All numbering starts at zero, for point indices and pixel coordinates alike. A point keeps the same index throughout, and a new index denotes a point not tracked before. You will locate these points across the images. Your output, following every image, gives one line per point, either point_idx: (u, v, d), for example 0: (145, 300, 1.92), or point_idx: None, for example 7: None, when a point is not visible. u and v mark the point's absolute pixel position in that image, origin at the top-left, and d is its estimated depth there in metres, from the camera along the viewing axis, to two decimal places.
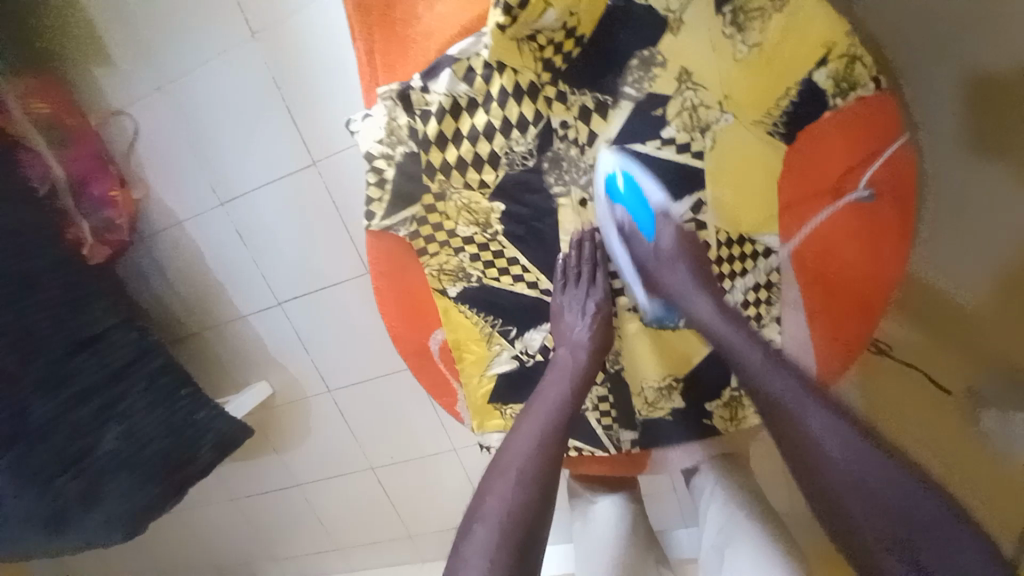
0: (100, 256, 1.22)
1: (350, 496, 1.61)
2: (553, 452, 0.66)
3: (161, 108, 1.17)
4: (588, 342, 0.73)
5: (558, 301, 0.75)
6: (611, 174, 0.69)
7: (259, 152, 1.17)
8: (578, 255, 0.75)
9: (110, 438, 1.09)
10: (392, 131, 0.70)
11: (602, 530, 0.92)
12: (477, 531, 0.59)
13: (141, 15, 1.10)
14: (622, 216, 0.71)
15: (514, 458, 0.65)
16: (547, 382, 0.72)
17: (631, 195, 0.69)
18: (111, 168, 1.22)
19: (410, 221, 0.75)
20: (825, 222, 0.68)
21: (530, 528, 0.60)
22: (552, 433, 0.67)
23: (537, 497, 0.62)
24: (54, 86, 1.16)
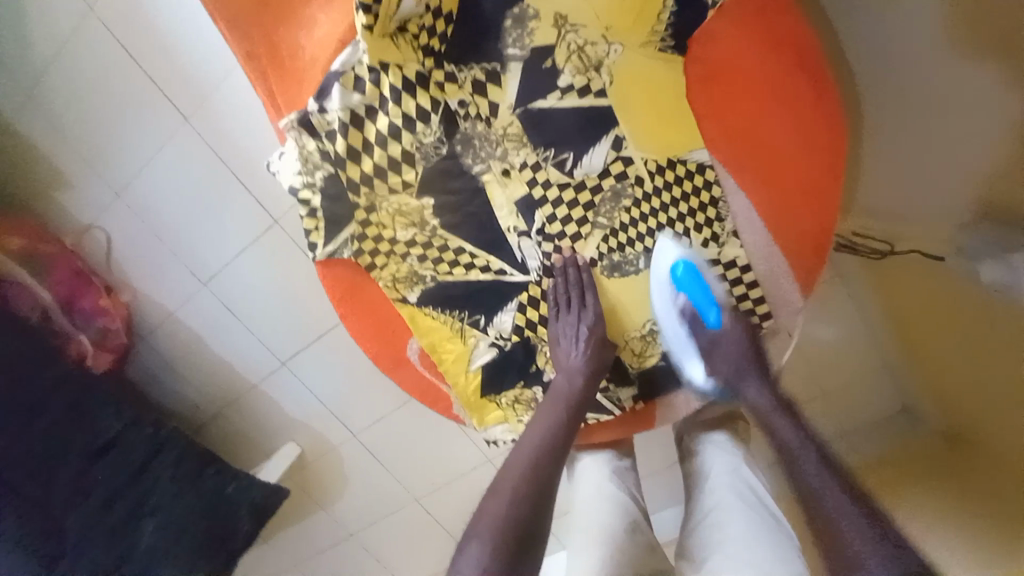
0: (104, 363, 1.25)
1: (403, 534, 1.60)
2: (543, 474, 0.73)
3: (123, 210, 1.21)
4: (583, 368, 0.76)
5: (553, 329, 0.77)
6: (673, 263, 0.71)
7: (221, 229, 1.19)
8: (564, 280, 0.74)
9: (148, 533, 1.11)
10: (306, 159, 0.71)
11: (593, 492, 0.89)
12: (470, 549, 0.65)
13: (79, 131, 1.16)
14: (685, 302, 0.75)
15: (509, 479, 0.72)
16: (540, 407, 0.78)
17: (691, 281, 0.72)
18: (94, 280, 1.24)
19: (351, 241, 0.75)
20: (751, 112, 0.70)
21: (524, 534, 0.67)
22: (544, 462, 0.73)
23: (528, 510, 0.69)
24: (29, 223, 1.24)
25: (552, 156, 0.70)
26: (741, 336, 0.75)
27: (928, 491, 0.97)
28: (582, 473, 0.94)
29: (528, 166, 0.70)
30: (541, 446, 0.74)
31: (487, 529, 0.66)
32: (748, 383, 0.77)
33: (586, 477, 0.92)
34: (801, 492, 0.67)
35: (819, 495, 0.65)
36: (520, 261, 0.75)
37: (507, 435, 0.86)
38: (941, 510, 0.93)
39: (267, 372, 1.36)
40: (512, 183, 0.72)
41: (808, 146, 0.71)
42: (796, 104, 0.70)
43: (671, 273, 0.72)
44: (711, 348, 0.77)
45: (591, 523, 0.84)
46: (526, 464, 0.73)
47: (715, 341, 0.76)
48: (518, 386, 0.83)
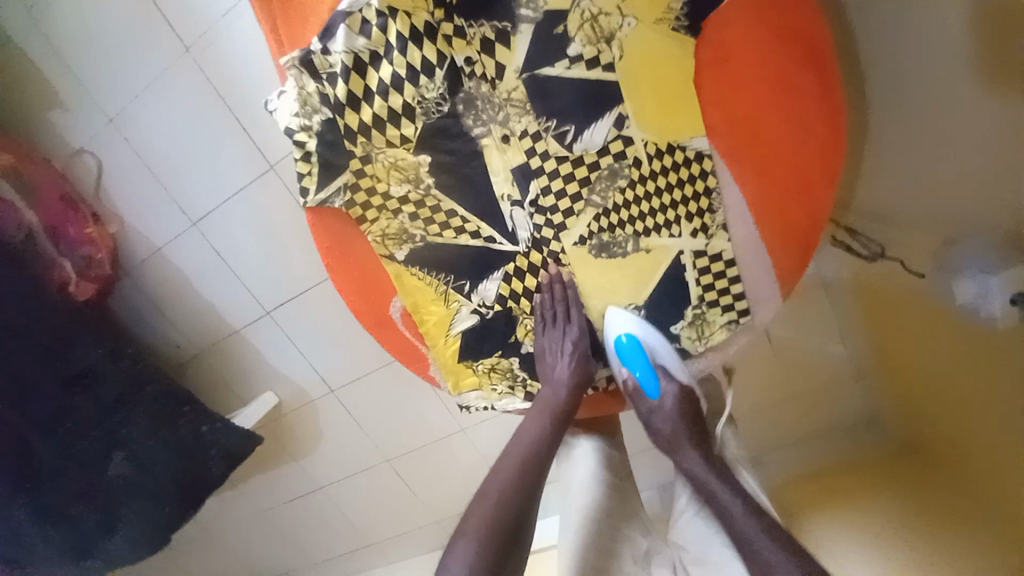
0: (87, 292, 1.22)
1: (372, 492, 1.64)
2: (527, 480, 0.77)
3: (117, 140, 1.18)
4: (568, 380, 0.80)
5: (541, 343, 0.81)
6: (617, 335, 0.77)
7: (216, 169, 1.17)
8: (550, 297, 0.78)
9: (117, 463, 1.13)
10: (305, 101, 0.69)
11: (582, 478, 0.93)
12: (458, 546, 0.70)
13: (74, 47, 1.11)
14: (628, 374, 0.81)
15: (495, 486, 0.76)
16: (528, 418, 0.83)
17: (635, 353, 0.77)
18: (82, 207, 1.22)
19: (344, 190, 0.74)
20: (753, 105, 0.68)
21: (509, 536, 0.71)
22: (528, 472, 0.78)
23: (518, 506, 0.74)
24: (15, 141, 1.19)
25: (554, 127, 0.69)
26: (679, 405, 0.83)
27: (859, 504, 1.04)
28: (573, 455, 0.98)
29: (529, 134, 0.70)
30: (531, 449, 0.80)
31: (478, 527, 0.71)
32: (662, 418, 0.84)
33: (576, 461, 0.96)
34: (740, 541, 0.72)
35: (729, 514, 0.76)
36: (510, 230, 0.75)
37: (480, 402, 0.87)
38: (888, 516, 0.99)
39: (251, 320, 1.35)
40: (511, 150, 0.71)
41: (805, 146, 0.70)
42: (798, 101, 0.68)
43: (615, 342, 0.78)
44: (651, 421, 0.84)
45: (579, 510, 0.90)
46: (516, 464, 0.79)
47: (654, 414, 0.83)
48: (495, 356, 0.84)
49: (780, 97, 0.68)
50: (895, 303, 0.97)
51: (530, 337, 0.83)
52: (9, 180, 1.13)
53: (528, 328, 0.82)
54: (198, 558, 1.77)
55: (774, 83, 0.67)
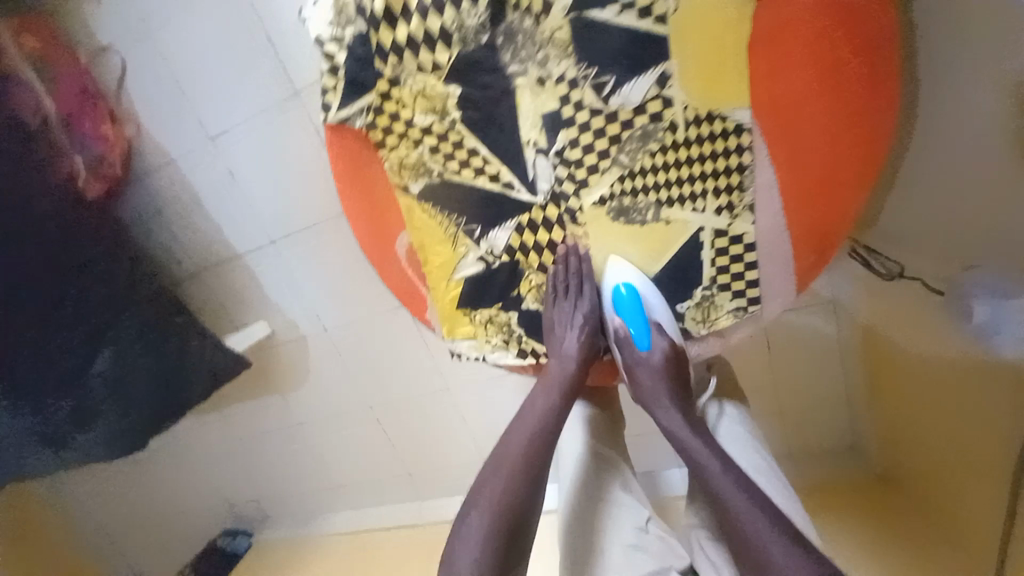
0: (96, 192, 1.16)
1: (351, 436, 1.65)
2: (539, 452, 0.74)
3: (143, 39, 1.13)
4: (577, 354, 0.80)
5: (549, 316, 0.81)
6: (616, 285, 0.77)
7: (238, 87, 1.13)
8: (564, 268, 0.78)
9: (102, 362, 1.13)
10: (340, 11, 0.67)
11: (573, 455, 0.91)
12: (470, 522, 0.68)
13: None
14: (620, 326, 0.80)
15: (506, 458, 0.74)
16: (536, 391, 0.80)
17: (631, 303, 0.76)
18: (100, 104, 1.16)
19: (367, 111, 0.72)
20: (797, 89, 0.65)
21: (518, 519, 0.69)
22: (540, 441, 0.75)
23: (525, 485, 0.71)
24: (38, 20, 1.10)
25: (593, 76, 0.67)
26: (666, 364, 0.78)
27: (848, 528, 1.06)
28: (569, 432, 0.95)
29: (566, 80, 0.68)
30: (540, 424, 0.76)
31: (488, 503, 0.69)
32: (658, 400, 0.78)
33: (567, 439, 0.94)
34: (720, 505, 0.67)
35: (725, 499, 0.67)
36: (530, 180, 0.73)
37: (471, 352, 0.86)
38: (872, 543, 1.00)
39: (254, 246, 1.33)
40: (544, 94, 0.69)
41: (845, 138, 0.65)
42: (846, 89, 0.64)
43: (613, 292, 0.77)
44: (636, 373, 0.80)
45: (567, 489, 0.88)
46: (524, 442, 0.75)
47: (640, 365, 0.79)
48: (494, 308, 0.83)
49: (828, 82, 0.64)
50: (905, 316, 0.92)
51: (533, 294, 0.82)
52: (30, 66, 1.07)
53: (532, 285, 0.81)
54: (171, 473, 1.80)
55: (830, 61, 0.63)
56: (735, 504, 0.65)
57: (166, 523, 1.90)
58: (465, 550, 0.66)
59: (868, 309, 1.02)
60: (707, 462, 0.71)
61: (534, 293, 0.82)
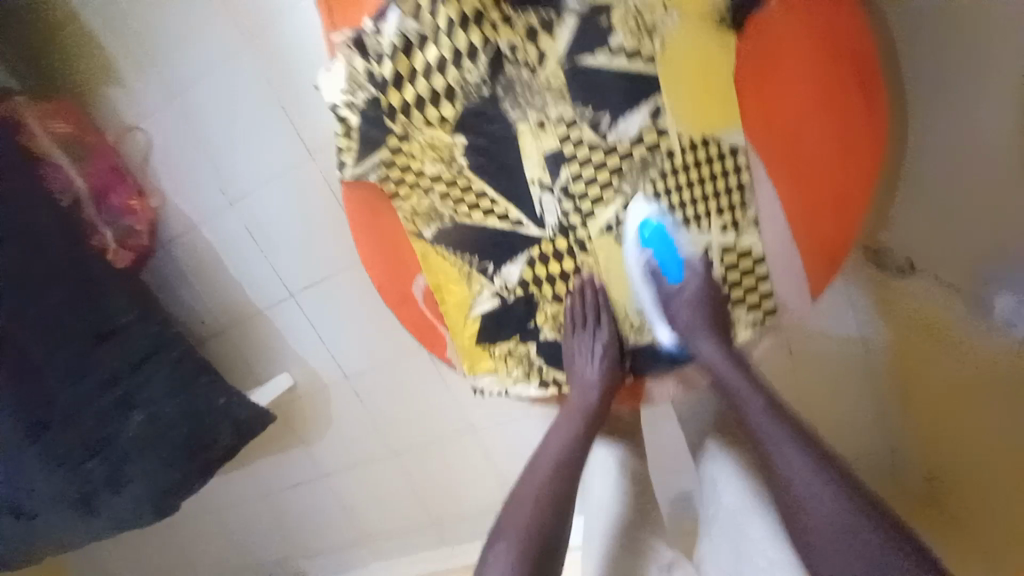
0: (124, 260, 1.25)
1: (374, 483, 1.63)
2: (564, 481, 0.79)
3: (168, 119, 1.21)
4: (598, 383, 0.80)
5: (569, 343, 0.81)
6: (643, 220, 0.73)
7: (255, 152, 1.20)
8: (581, 301, 0.78)
9: (134, 423, 1.16)
10: (353, 80, 0.72)
11: (602, 486, 0.96)
12: (499, 545, 0.75)
13: (137, 20, 1.14)
14: (651, 261, 0.76)
15: (533, 487, 0.79)
16: (558, 420, 0.83)
17: (659, 242, 0.74)
18: (129, 178, 1.26)
19: (380, 165, 0.77)
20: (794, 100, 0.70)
21: (546, 542, 0.75)
22: (565, 467, 0.80)
23: (548, 518, 0.76)
24: (70, 109, 1.21)
25: (590, 114, 0.71)
26: (703, 291, 0.74)
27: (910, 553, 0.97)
28: (594, 463, 0.99)
29: (564, 121, 0.72)
30: (563, 453, 0.81)
31: (515, 533, 0.75)
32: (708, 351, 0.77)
33: (596, 469, 0.98)
34: (794, 510, 0.69)
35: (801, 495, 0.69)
36: (537, 215, 0.76)
37: (493, 386, 0.87)
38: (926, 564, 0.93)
39: (275, 300, 1.37)
40: (546, 135, 0.73)
41: (842, 147, 0.70)
42: (839, 102, 0.69)
43: (641, 227, 0.73)
44: (669, 307, 0.77)
45: (594, 518, 0.95)
46: (548, 471, 0.80)
47: (672, 300, 0.76)
48: (513, 340, 0.84)
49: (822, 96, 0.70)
50: (930, 312, 0.89)
51: (549, 325, 0.82)
52: (59, 147, 1.18)
53: (548, 315, 0.82)
54: (200, 531, 1.79)
55: (816, 82, 0.69)
56: (813, 501, 0.68)
57: None
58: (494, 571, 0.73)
59: (887, 319, 0.99)
60: (793, 455, 0.71)
61: (550, 323, 0.82)
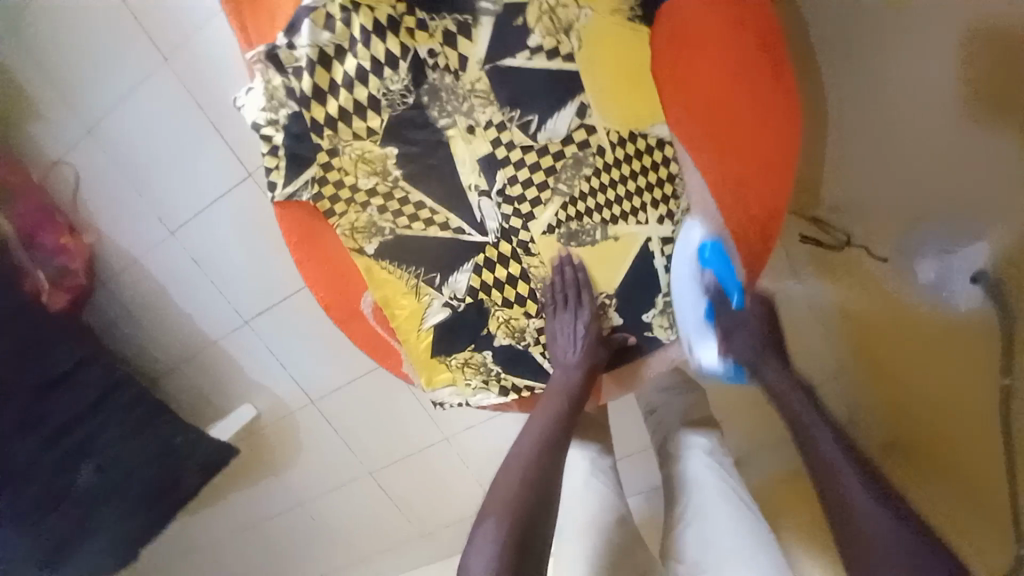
0: (60, 303, 1.15)
1: (354, 505, 1.59)
2: (548, 460, 0.74)
3: (94, 151, 1.15)
4: (579, 364, 0.78)
5: (551, 326, 0.79)
6: (702, 244, 0.74)
7: (189, 179, 1.15)
8: (561, 280, 0.77)
9: (85, 475, 1.10)
10: (271, 96, 0.70)
11: (577, 491, 0.90)
12: (487, 525, 0.67)
13: (44, 47, 1.08)
14: (709, 278, 0.74)
15: (518, 463, 0.73)
16: (541, 401, 0.79)
17: (719, 262, 0.74)
18: (59, 217, 1.18)
19: (311, 183, 0.74)
20: (712, 87, 0.71)
21: (536, 515, 0.68)
22: (549, 447, 0.75)
23: (535, 500, 0.69)
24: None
25: (517, 117, 0.71)
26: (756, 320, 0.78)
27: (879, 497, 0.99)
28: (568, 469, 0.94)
29: (494, 125, 0.72)
30: (546, 432, 0.76)
31: (505, 510, 0.68)
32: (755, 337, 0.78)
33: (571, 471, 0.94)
34: (829, 487, 0.65)
35: (833, 469, 0.65)
36: (479, 221, 0.76)
37: (454, 398, 0.85)
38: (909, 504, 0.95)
39: (229, 329, 1.31)
40: (476, 140, 0.73)
41: (766, 128, 0.71)
42: (758, 84, 0.70)
43: (699, 251, 0.74)
44: (728, 335, 0.77)
45: (569, 523, 0.89)
46: (533, 452, 0.75)
47: (736, 327, 0.77)
48: (468, 350, 0.83)
49: (740, 78, 0.70)
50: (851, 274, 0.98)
51: (502, 330, 0.81)
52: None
53: (500, 320, 0.81)
54: None
55: (727, 67, 0.70)
56: (847, 466, 0.65)
57: None
58: (479, 555, 0.65)
59: (836, 300, 1.04)
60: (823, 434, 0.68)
61: (503, 329, 0.81)
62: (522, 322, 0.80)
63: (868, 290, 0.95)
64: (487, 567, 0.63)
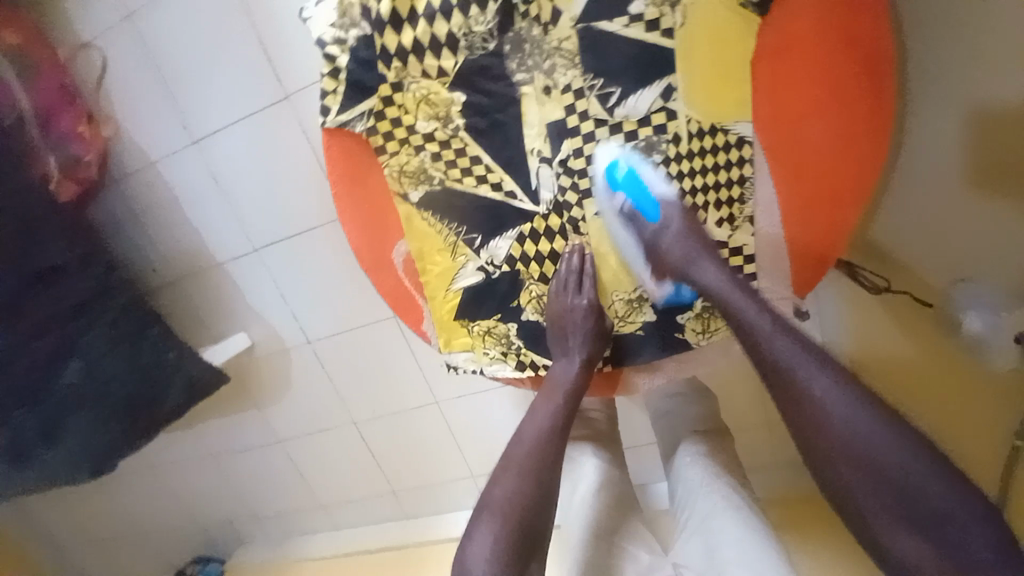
0: (69, 194, 1.12)
1: (331, 451, 1.59)
2: (547, 459, 0.70)
3: (128, 39, 1.08)
4: (580, 357, 0.75)
5: (553, 313, 0.75)
6: (611, 163, 0.69)
7: (223, 88, 1.08)
8: (567, 268, 0.75)
9: (71, 373, 1.07)
10: (345, 12, 0.66)
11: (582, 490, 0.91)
12: (481, 523, 0.65)
13: None
14: (624, 203, 0.71)
15: (514, 458, 0.70)
16: (537, 396, 0.75)
17: (633, 184, 0.69)
18: (78, 102, 1.12)
19: (368, 115, 0.70)
20: (792, 102, 0.67)
21: (532, 515, 0.65)
22: (549, 445, 0.70)
23: (533, 501, 0.66)
24: (26, 17, 1.08)
25: (598, 87, 0.68)
26: (689, 231, 0.69)
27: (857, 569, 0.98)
28: (574, 470, 0.94)
29: (572, 90, 0.68)
30: (545, 431, 0.71)
31: (500, 507, 0.65)
32: (710, 277, 0.67)
33: (576, 477, 0.93)
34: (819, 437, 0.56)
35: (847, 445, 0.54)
36: (533, 189, 0.73)
37: (468, 365, 0.82)
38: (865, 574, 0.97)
39: (236, 253, 1.27)
40: (550, 103, 0.69)
41: (840, 151, 0.67)
42: (845, 104, 0.65)
43: (609, 170, 0.69)
44: (657, 247, 0.70)
45: (573, 515, 0.89)
46: (529, 449, 0.70)
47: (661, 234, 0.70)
48: (492, 319, 0.80)
49: (826, 95, 0.66)
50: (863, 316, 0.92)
51: (533, 305, 0.79)
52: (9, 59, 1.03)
53: (532, 296, 0.78)
54: (140, 487, 1.72)
55: (819, 82, 0.66)
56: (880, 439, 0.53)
57: (137, 537, 1.82)
58: (478, 548, 0.63)
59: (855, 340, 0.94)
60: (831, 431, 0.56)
61: (533, 304, 0.79)
62: None
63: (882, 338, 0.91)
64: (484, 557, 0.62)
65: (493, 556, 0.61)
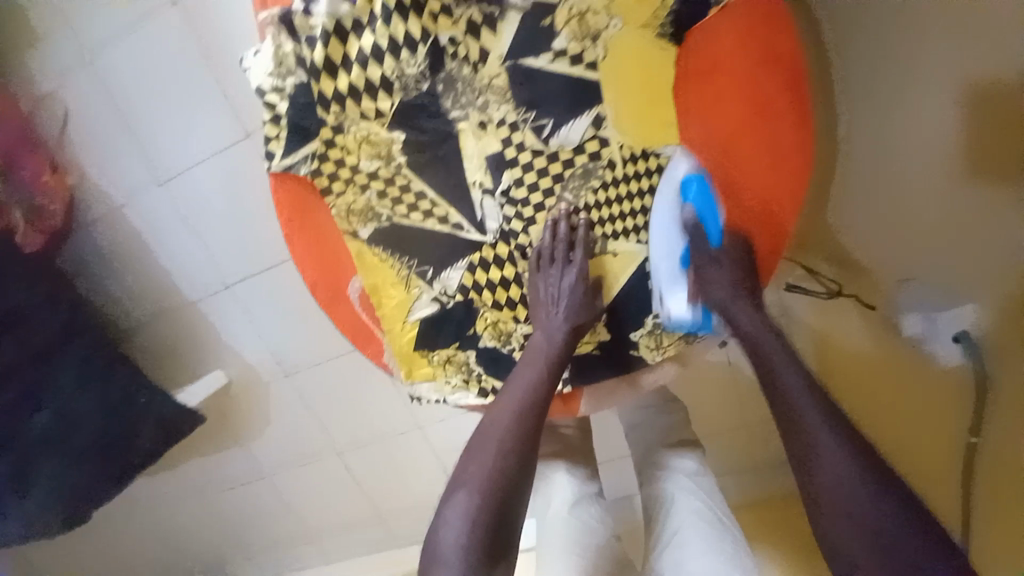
0: (35, 244, 1.11)
1: (317, 483, 1.57)
2: (528, 429, 0.65)
3: (87, 89, 1.09)
4: (563, 326, 0.72)
5: (536, 285, 0.74)
6: (688, 176, 0.70)
7: (182, 130, 1.10)
8: (551, 237, 0.73)
9: (40, 423, 1.05)
10: (280, 61, 0.68)
11: (558, 509, 0.89)
12: (455, 496, 0.61)
13: None
14: (689, 215, 0.71)
15: (494, 431, 0.65)
16: (520, 366, 0.72)
17: (703, 201, 0.71)
18: (40, 152, 1.12)
19: (311, 158, 0.71)
20: (720, 119, 0.70)
21: (505, 495, 0.61)
22: (529, 416, 0.66)
23: (510, 476, 0.62)
24: None
25: (532, 119, 0.70)
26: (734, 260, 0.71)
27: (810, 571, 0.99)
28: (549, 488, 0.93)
29: (507, 123, 0.71)
30: (527, 401, 0.68)
31: (476, 481, 0.62)
32: (744, 318, 0.69)
33: (550, 494, 0.92)
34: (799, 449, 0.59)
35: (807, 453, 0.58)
36: (479, 220, 0.75)
37: (431, 394, 0.82)
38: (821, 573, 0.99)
39: (207, 291, 1.27)
40: (486, 136, 0.72)
41: (767, 164, 0.69)
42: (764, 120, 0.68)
43: (684, 184, 0.71)
44: (700, 269, 0.71)
45: (548, 532, 0.88)
46: (513, 414, 0.66)
47: (710, 263, 0.71)
48: (451, 348, 0.80)
49: (749, 112, 0.69)
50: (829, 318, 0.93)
51: (489, 331, 0.79)
52: None
53: (488, 322, 0.78)
54: (125, 533, 1.68)
55: (745, 100, 0.69)
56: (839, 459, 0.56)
57: None
58: (449, 529, 0.59)
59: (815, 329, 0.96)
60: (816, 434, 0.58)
61: (490, 330, 0.79)
62: (509, 326, 0.79)
63: (843, 333, 0.91)
64: (456, 536, 0.59)
65: (463, 536, 0.58)
